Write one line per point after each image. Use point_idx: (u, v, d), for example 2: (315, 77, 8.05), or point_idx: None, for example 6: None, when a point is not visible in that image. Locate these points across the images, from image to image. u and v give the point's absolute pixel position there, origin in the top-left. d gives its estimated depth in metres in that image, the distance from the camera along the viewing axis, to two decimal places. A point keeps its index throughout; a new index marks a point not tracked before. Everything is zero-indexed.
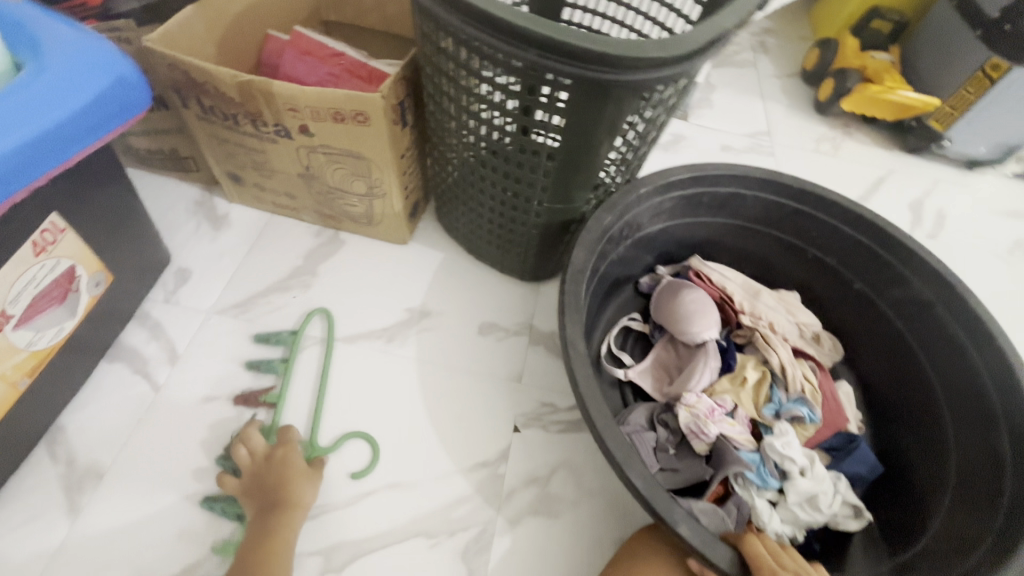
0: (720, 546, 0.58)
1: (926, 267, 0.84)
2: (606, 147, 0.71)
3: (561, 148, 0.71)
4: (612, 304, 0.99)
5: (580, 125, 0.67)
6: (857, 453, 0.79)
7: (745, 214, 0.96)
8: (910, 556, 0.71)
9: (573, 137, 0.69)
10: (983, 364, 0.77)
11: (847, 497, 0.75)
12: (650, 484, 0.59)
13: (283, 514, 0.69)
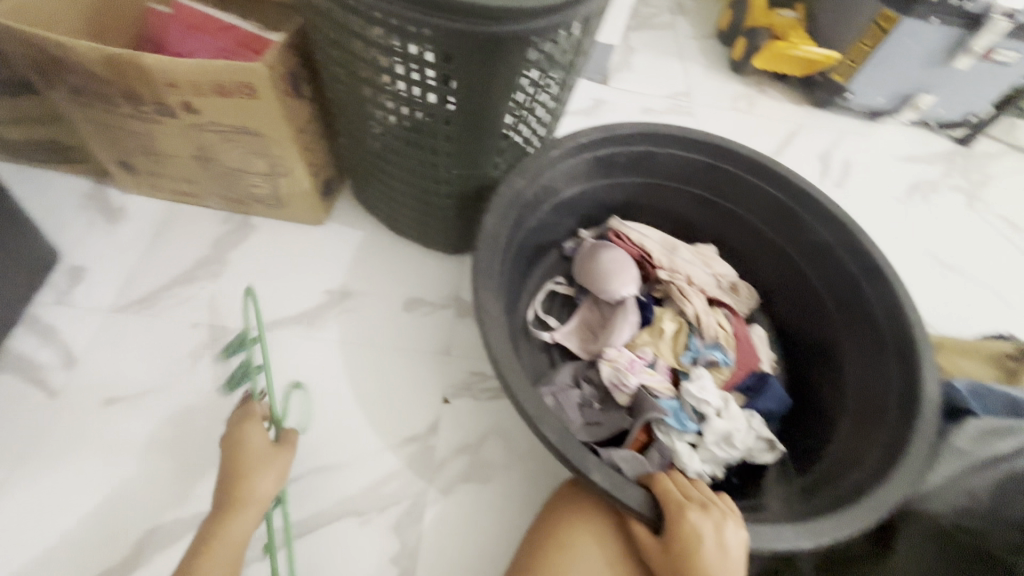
0: (632, 489, 0.61)
1: (824, 210, 0.89)
2: (503, 107, 0.70)
3: (461, 111, 0.70)
4: (537, 270, 1.00)
5: (474, 85, 0.66)
6: (769, 390, 0.83)
7: (659, 172, 0.98)
8: (815, 477, 0.76)
9: (470, 99, 0.68)
10: (876, 297, 0.82)
11: (761, 433, 0.79)
12: (563, 436, 0.61)
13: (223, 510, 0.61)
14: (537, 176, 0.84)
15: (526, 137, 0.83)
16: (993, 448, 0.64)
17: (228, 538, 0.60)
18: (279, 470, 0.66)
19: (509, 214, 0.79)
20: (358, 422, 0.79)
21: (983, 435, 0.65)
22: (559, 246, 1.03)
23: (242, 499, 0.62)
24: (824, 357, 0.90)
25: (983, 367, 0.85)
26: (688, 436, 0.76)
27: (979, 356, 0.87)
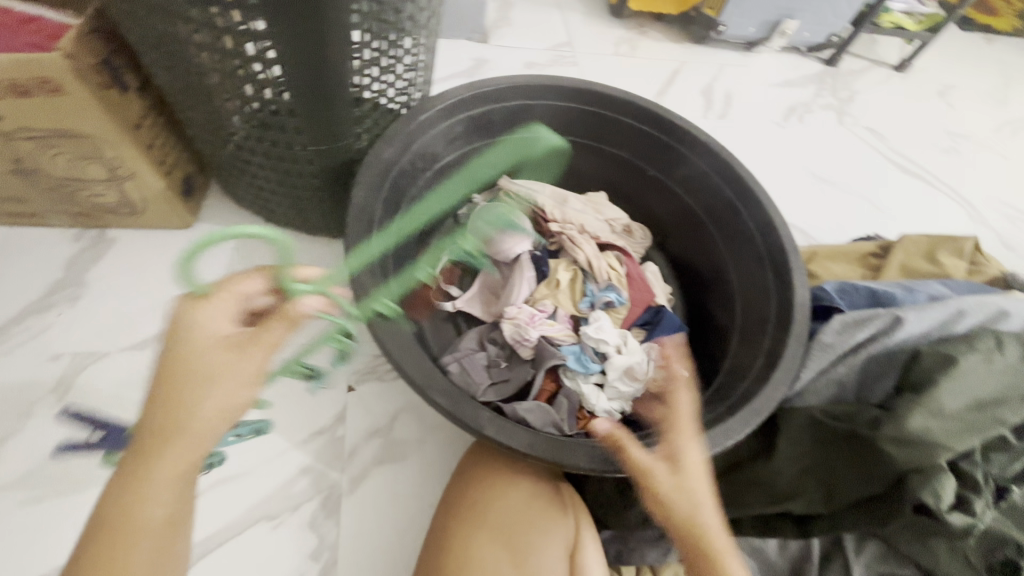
0: (527, 435, 0.63)
1: (696, 141, 0.91)
2: (345, 73, 0.66)
3: (299, 80, 0.65)
4: (433, 241, 0.98)
5: (305, 51, 0.61)
6: (665, 320, 0.87)
7: (539, 124, 0.97)
8: (712, 393, 0.81)
9: (304, 66, 0.64)
10: (751, 217, 0.87)
11: (661, 361, 0.82)
12: (452, 397, 0.62)
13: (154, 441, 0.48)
14: (408, 143, 0.81)
15: (387, 96, 0.79)
16: (853, 338, 0.69)
17: (154, 499, 0.47)
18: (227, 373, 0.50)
19: (381, 187, 0.76)
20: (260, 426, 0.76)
21: (846, 327, 0.71)
22: (453, 213, 1.01)
23: (175, 442, 0.48)
24: (714, 281, 0.95)
25: (851, 268, 0.92)
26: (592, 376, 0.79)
27: (847, 259, 0.94)
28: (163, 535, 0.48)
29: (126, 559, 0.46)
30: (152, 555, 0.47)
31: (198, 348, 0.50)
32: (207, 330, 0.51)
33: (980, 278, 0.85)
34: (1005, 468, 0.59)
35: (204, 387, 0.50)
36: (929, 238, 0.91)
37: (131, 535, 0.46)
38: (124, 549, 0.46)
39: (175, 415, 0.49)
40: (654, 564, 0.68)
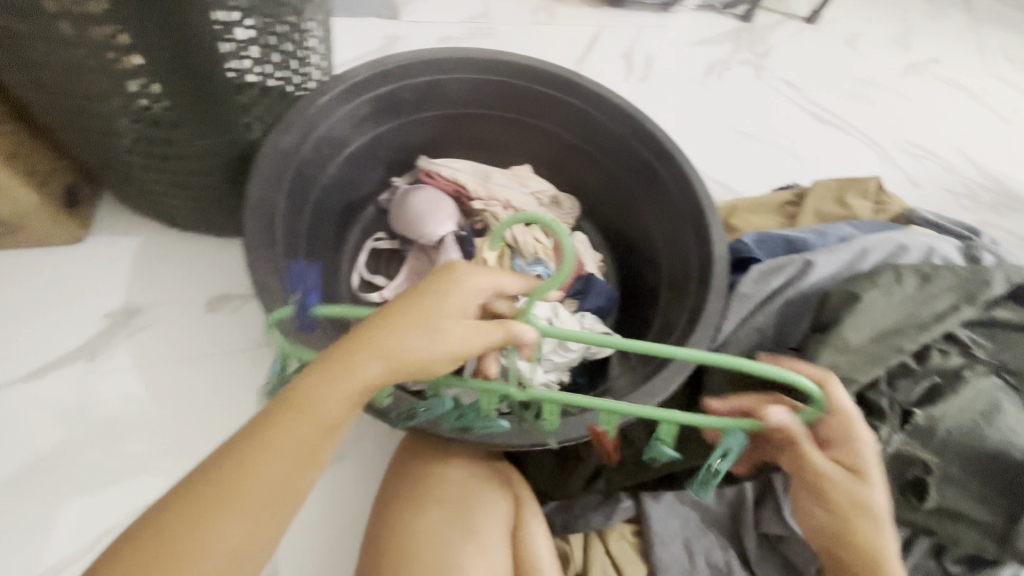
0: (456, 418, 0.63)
1: (611, 104, 0.89)
2: (216, 51, 0.62)
3: (158, 54, 0.60)
4: (355, 231, 0.94)
5: (155, 17, 0.56)
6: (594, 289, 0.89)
7: (452, 99, 0.94)
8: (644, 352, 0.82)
9: (161, 34, 0.58)
10: (670, 177, 0.87)
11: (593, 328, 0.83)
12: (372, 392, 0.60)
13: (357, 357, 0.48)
14: (308, 130, 0.77)
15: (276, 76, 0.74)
16: (769, 285, 0.71)
17: (293, 444, 0.46)
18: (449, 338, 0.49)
19: (281, 179, 0.72)
20: (186, 444, 0.73)
21: (763, 274, 0.72)
22: (373, 201, 0.97)
23: (349, 398, 0.48)
24: (642, 244, 0.95)
25: (770, 219, 0.94)
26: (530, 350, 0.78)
27: (766, 209, 0.96)
28: (285, 491, 0.46)
29: (250, 498, 0.45)
30: (261, 508, 0.45)
31: (447, 300, 0.50)
32: (470, 284, 0.52)
33: (886, 216, 0.89)
34: (910, 394, 0.64)
35: (401, 339, 0.48)
36: (838, 182, 0.94)
37: (261, 473, 0.46)
38: (252, 482, 0.45)
39: (357, 362, 0.48)
40: (599, 528, 0.70)
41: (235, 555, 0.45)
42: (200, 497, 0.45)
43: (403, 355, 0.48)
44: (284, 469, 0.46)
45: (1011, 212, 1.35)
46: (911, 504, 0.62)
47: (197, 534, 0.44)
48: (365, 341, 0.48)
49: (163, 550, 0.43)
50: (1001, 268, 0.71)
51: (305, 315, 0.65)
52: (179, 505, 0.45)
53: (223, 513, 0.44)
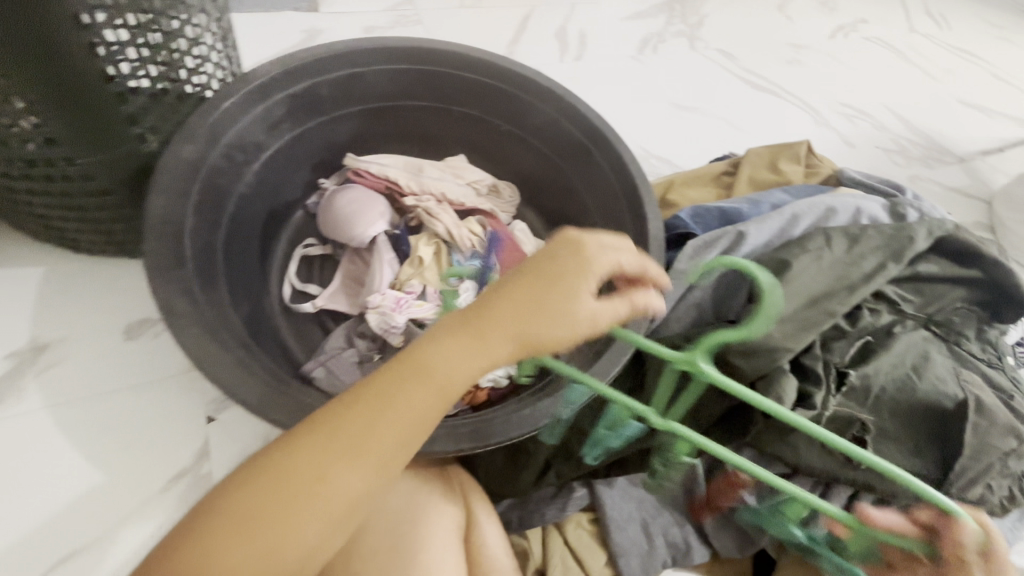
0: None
1: (538, 86, 0.87)
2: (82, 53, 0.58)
3: (6, 52, 0.55)
4: (282, 240, 0.89)
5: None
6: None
7: (374, 94, 0.90)
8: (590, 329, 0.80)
9: (4, 28, 0.53)
10: (604, 158, 0.85)
11: None
12: (295, 412, 0.56)
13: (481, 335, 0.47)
14: (216, 135, 0.71)
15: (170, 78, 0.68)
16: (703, 261, 0.71)
17: (411, 408, 0.46)
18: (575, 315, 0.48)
19: (189, 192, 0.67)
20: (111, 484, 0.68)
21: (699, 249, 0.72)
22: (300, 205, 0.92)
23: (471, 372, 0.47)
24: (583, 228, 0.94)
25: (707, 191, 0.94)
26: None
27: (702, 182, 0.95)
28: (396, 456, 0.46)
29: (367, 456, 0.45)
30: (367, 473, 0.45)
31: (580, 275, 0.49)
32: (601, 260, 0.50)
33: (816, 179, 0.90)
34: (844, 354, 0.64)
35: (535, 314, 0.48)
36: (770, 149, 0.94)
37: (379, 432, 0.45)
38: (372, 438, 0.45)
39: (487, 331, 0.47)
40: (555, 521, 0.69)
41: (341, 510, 0.44)
42: (323, 445, 0.45)
43: (531, 326, 0.47)
44: (398, 435, 0.46)
45: (940, 163, 1.38)
46: (851, 463, 0.62)
47: (313, 481, 0.44)
48: (497, 312, 0.48)
49: (284, 488, 0.44)
50: (923, 222, 0.72)
51: (224, 336, 0.60)
52: (302, 449, 0.45)
53: (343, 463, 0.45)
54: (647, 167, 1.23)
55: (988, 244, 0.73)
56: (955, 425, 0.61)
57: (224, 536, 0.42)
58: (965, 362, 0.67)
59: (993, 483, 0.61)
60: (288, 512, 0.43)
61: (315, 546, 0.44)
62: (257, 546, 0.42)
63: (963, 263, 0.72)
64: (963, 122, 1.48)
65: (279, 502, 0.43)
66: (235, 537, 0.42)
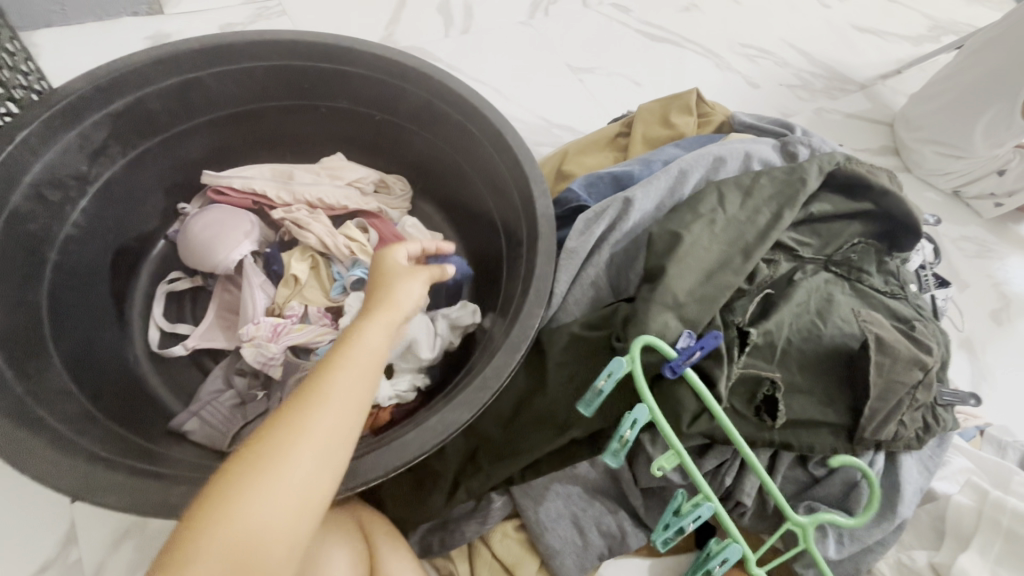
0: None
1: (402, 67, 0.76)
2: None
3: None
4: (142, 279, 0.79)
5: None
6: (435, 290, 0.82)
7: (218, 99, 0.78)
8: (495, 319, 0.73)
9: None
10: (482, 135, 0.75)
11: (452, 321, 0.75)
12: (126, 490, 0.47)
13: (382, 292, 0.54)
14: (12, 177, 0.61)
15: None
16: (594, 234, 0.66)
17: (350, 347, 0.47)
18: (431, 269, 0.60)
19: None
20: None
21: (589, 223, 0.67)
22: (159, 236, 0.81)
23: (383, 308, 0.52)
24: (480, 217, 0.84)
25: (603, 156, 0.89)
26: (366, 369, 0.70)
27: (598, 147, 0.90)
28: (358, 389, 0.45)
29: (334, 393, 0.44)
30: (345, 409, 0.44)
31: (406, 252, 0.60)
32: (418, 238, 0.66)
33: (709, 129, 0.86)
34: (746, 312, 0.61)
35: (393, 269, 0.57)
36: (661, 102, 0.89)
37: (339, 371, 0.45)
38: (334, 379, 0.45)
39: (384, 286, 0.54)
40: (478, 536, 0.64)
41: (321, 448, 0.42)
42: (285, 408, 0.43)
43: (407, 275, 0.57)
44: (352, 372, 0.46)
45: (843, 93, 1.38)
46: (765, 424, 0.59)
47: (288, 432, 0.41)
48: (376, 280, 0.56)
49: (265, 448, 0.41)
50: (813, 159, 0.69)
51: (43, 413, 0.51)
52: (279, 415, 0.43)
53: (310, 410, 0.43)
54: (549, 138, 1.17)
55: (879, 172, 0.70)
56: (862, 369, 0.59)
57: (216, 515, 0.38)
58: (867, 299, 0.65)
59: (904, 419, 0.59)
60: (277, 455, 0.40)
61: (310, 493, 0.41)
62: (254, 507, 0.39)
63: (857, 197, 0.70)
64: (861, 49, 1.48)
65: (265, 462, 0.40)
66: (229, 504, 0.38)
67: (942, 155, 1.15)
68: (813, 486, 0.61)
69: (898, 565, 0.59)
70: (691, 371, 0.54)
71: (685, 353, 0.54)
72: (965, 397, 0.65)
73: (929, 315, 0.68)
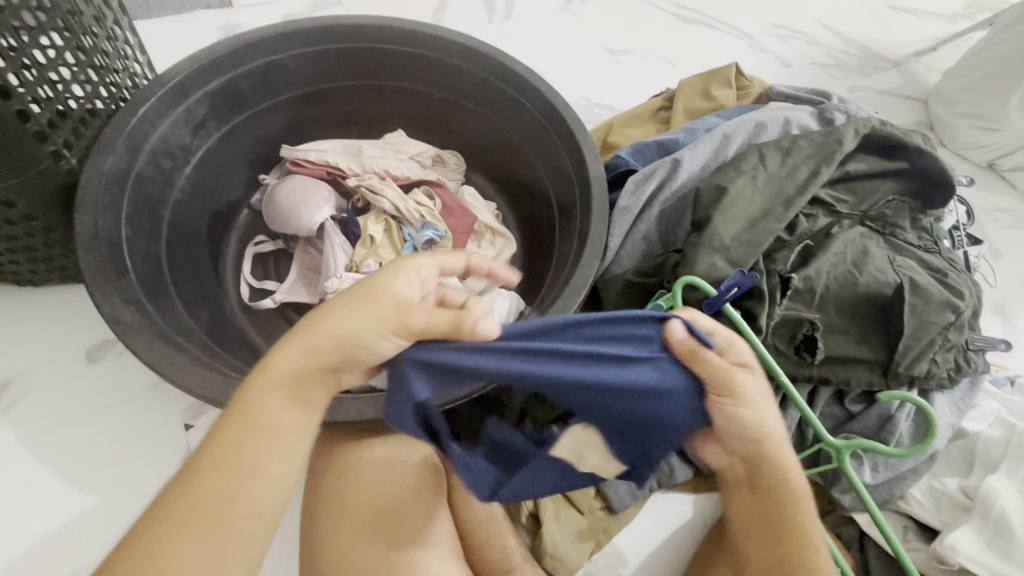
0: (351, 402, 0.59)
1: (462, 48, 0.83)
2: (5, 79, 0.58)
3: None
4: (231, 242, 0.88)
5: None
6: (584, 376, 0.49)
7: (298, 79, 0.86)
8: (549, 276, 0.79)
9: None
10: (534, 107, 0.82)
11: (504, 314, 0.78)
12: None
13: (301, 343, 0.47)
14: (137, 144, 0.70)
15: (70, 97, 0.67)
16: (644, 194, 0.73)
17: (238, 445, 0.45)
18: (390, 307, 0.47)
19: (118, 204, 0.66)
20: (97, 506, 0.68)
21: (639, 183, 0.74)
22: (244, 204, 0.91)
23: (287, 384, 0.47)
24: (531, 185, 0.91)
25: (646, 128, 0.95)
26: None
27: (641, 120, 0.95)
28: (238, 492, 0.44)
29: (214, 492, 0.43)
30: (225, 527, 0.43)
31: (368, 288, 0.48)
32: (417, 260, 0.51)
33: (748, 101, 0.92)
34: (787, 261, 0.66)
35: (334, 321, 0.47)
36: (701, 76, 0.95)
37: (220, 476, 0.44)
38: (216, 478, 0.44)
39: (308, 343, 0.46)
40: None
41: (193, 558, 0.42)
42: (170, 498, 0.43)
43: (337, 320, 0.47)
44: (235, 477, 0.44)
45: (877, 70, 1.40)
46: (805, 360, 0.65)
47: (152, 557, 0.41)
48: (310, 326, 0.47)
49: (146, 538, 0.42)
50: (849, 123, 0.73)
51: (179, 340, 0.60)
52: (169, 506, 0.43)
53: (187, 512, 0.43)
54: (590, 115, 1.23)
55: (913, 134, 0.75)
56: (896, 313, 0.64)
57: None
58: (902, 251, 0.70)
59: (936, 358, 0.64)
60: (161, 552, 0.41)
61: None
62: None
63: (892, 157, 0.75)
64: (895, 27, 1.50)
65: (142, 555, 0.41)
66: None
67: (978, 128, 1.17)
68: (849, 421, 0.67)
69: (930, 491, 0.64)
70: (729, 306, 0.60)
71: (721, 291, 0.60)
72: (996, 342, 0.70)
73: (962, 267, 0.72)
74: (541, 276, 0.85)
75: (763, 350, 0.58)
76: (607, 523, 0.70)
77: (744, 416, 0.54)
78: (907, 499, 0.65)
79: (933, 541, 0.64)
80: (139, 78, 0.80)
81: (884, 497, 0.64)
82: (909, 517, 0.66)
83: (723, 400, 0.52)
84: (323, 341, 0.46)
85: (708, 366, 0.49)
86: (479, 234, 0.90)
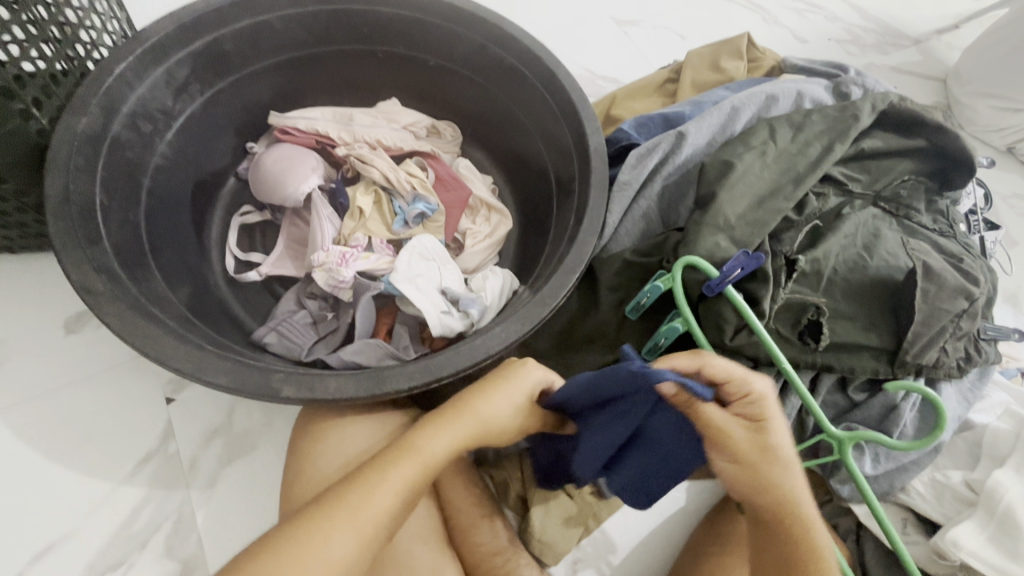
0: (333, 379, 0.55)
1: (460, 11, 0.78)
2: None
3: None
4: (216, 213, 0.85)
5: None
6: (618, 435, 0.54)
7: (287, 43, 0.82)
8: (544, 253, 0.76)
9: None
10: (534, 75, 0.77)
11: (494, 290, 0.75)
12: (234, 371, 0.54)
13: (459, 413, 0.55)
14: (113, 105, 0.66)
15: (39, 53, 0.63)
16: (645, 169, 0.69)
17: (401, 482, 0.51)
18: (527, 406, 0.57)
19: (92, 168, 0.63)
20: (74, 480, 0.67)
21: (641, 157, 0.70)
22: (230, 173, 0.88)
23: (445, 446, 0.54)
24: (529, 158, 0.87)
25: (651, 101, 0.90)
26: (437, 306, 0.71)
27: (646, 92, 0.91)
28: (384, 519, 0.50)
29: (365, 514, 0.49)
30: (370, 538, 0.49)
31: (522, 385, 0.56)
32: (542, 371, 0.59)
33: (760, 73, 0.87)
34: (794, 243, 0.63)
35: (493, 406, 0.55)
36: (711, 47, 0.90)
37: (379, 501, 0.50)
38: (373, 502, 0.50)
39: (466, 415, 0.55)
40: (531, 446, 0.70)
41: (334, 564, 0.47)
42: (333, 504, 0.49)
43: (488, 401, 0.55)
44: (392, 501, 0.50)
45: (895, 48, 1.34)
46: (808, 346, 0.62)
47: (310, 549, 0.46)
48: (470, 400, 0.56)
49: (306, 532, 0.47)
50: (867, 97, 0.69)
51: (153, 312, 0.58)
52: (331, 511, 0.49)
53: (343, 522, 0.48)
54: (593, 88, 1.18)
55: (933, 111, 0.71)
56: (907, 298, 0.61)
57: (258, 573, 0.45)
58: (915, 234, 0.66)
59: (946, 346, 0.61)
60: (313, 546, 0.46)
61: None
62: None
63: (909, 134, 0.71)
64: (916, 3, 1.43)
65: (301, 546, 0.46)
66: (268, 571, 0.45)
67: (998, 109, 1.11)
68: (851, 410, 0.64)
69: (932, 482, 0.62)
70: (730, 288, 0.57)
71: (724, 272, 0.57)
72: (1010, 331, 0.67)
73: (977, 253, 0.68)
74: (536, 254, 0.82)
75: (766, 335, 0.55)
76: (597, 509, 0.68)
77: (754, 471, 0.51)
78: (908, 491, 0.63)
79: (933, 534, 0.62)
80: (118, 37, 0.76)
81: (884, 489, 0.62)
82: (909, 510, 0.63)
83: (727, 453, 0.50)
84: (480, 421, 0.55)
85: (704, 416, 0.48)
86: (474, 209, 0.86)
